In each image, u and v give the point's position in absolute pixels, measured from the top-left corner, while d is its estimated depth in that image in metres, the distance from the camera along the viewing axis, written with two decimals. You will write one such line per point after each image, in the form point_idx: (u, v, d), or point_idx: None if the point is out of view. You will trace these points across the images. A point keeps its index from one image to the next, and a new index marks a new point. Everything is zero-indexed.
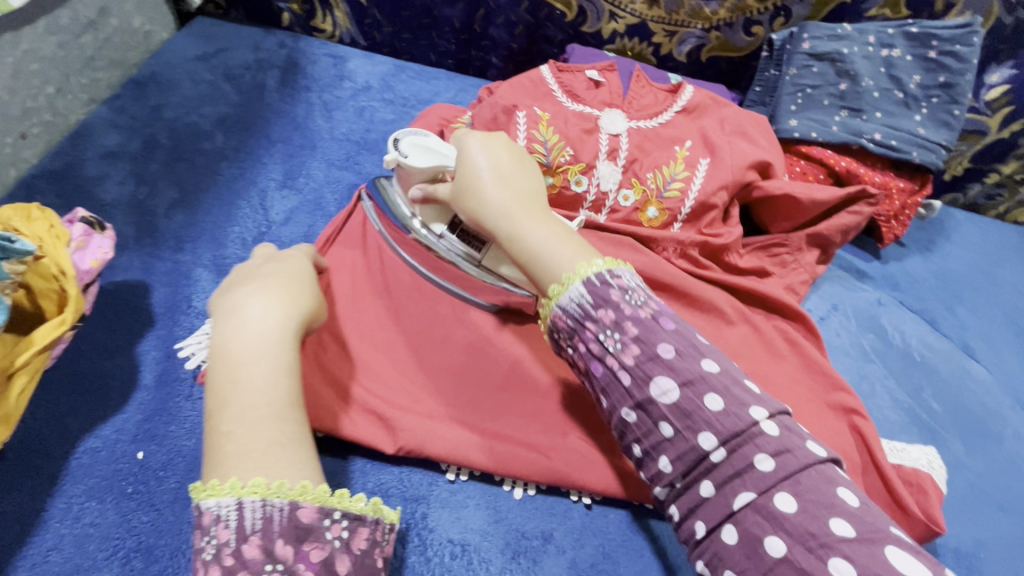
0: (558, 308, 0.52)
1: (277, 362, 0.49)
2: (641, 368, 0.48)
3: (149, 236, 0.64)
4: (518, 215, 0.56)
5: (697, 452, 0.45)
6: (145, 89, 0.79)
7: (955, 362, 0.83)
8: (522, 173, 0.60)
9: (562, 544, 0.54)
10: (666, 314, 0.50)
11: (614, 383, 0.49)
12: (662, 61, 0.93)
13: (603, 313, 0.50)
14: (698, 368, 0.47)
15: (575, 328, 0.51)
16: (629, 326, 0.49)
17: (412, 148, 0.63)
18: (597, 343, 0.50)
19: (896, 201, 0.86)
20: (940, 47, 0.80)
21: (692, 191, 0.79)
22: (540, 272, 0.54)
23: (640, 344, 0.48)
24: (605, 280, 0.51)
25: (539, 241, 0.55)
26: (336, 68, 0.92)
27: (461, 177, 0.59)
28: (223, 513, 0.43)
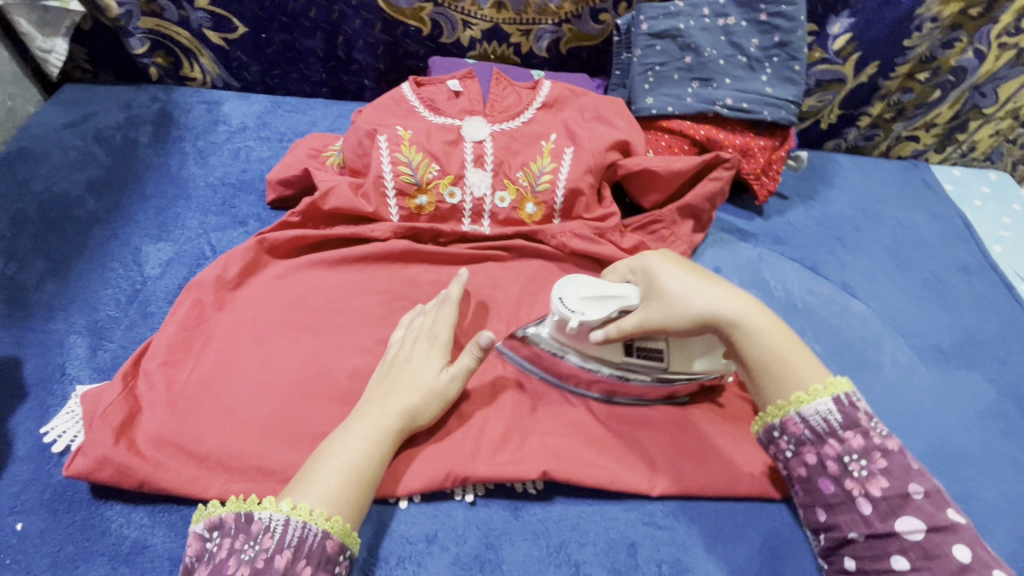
0: (797, 416, 0.56)
1: (381, 427, 0.56)
2: (887, 502, 0.51)
3: (19, 311, 0.66)
4: (767, 313, 0.58)
5: (895, 534, 0.50)
6: (12, 166, 0.80)
7: (836, 303, 0.88)
8: (706, 278, 0.61)
9: (445, 542, 0.58)
10: (909, 453, 0.54)
11: (849, 505, 0.53)
12: (526, 59, 0.96)
13: (851, 436, 0.54)
14: (905, 489, 0.51)
15: (815, 440, 0.55)
16: (878, 455, 0.53)
17: (583, 304, 0.60)
18: (838, 464, 0.53)
19: (760, 158, 0.90)
20: (769, 9, 0.84)
21: (561, 180, 0.82)
22: (777, 389, 0.57)
23: (890, 476, 0.51)
24: (851, 401, 0.55)
25: (769, 345, 0.57)
26: (210, 114, 0.94)
27: (658, 314, 0.58)
28: (271, 525, 0.49)
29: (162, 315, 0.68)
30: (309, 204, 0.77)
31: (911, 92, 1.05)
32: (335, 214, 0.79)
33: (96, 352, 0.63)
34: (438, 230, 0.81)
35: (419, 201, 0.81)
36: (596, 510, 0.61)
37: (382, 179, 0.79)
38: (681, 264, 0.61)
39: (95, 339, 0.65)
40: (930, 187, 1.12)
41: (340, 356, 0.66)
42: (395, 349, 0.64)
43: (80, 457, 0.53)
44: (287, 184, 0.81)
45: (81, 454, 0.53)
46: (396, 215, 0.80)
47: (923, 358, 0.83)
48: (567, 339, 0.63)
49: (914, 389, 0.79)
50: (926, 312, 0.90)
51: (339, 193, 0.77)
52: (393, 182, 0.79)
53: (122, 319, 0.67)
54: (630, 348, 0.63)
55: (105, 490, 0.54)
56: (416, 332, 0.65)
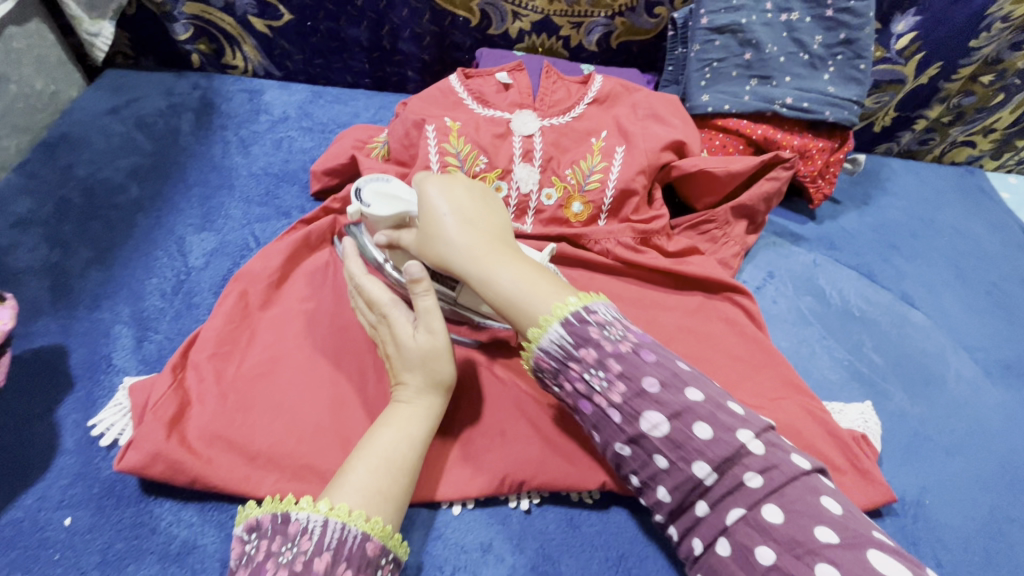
0: (540, 350, 0.53)
1: (416, 420, 0.54)
2: (629, 405, 0.50)
3: (65, 298, 0.64)
4: (484, 257, 0.54)
5: (645, 436, 0.50)
6: (56, 150, 0.79)
7: (894, 313, 0.84)
8: (494, 213, 0.59)
9: (501, 552, 0.55)
10: (646, 345, 0.51)
11: (605, 419, 0.52)
12: (575, 53, 0.93)
13: (585, 353, 0.51)
14: (683, 399, 0.49)
15: (559, 367, 0.53)
16: (611, 363, 0.50)
17: (375, 199, 0.60)
18: (584, 383, 0.52)
19: (818, 160, 0.87)
20: (836, 5, 0.80)
21: (611, 180, 0.79)
22: (523, 319, 0.53)
23: (625, 380, 0.50)
24: (581, 319, 0.52)
25: (511, 280, 0.54)
26: (251, 102, 0.92)
27: (424, 226, 0.57)
28: (309, 526, 0.47)
29: (208, 307, 0.66)
30: (354, 192, 0.75)
31: (972, 96, 1.01)
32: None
33: (142, 344, 0.62)
34: None
35: None
36: (656, 524, 0.58)
37: (429, 170, 0.76)
38: (481, 197, 0.59)
39: (141, 329, 0.63)
40: (987, 195, 1.07)
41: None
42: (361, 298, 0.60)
43: (131, 452, 0.52)
44: (331, 174, 0.79)
45: (132, 449, 0.52)
46: None
47: (988, 373, 0.80)
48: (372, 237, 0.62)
49: (980, 406, 0.75)
50: (989, 325, 0.86)
51: None
52: (440, 174, 0.76)
53: (168, 309, 0.65)
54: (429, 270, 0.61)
55: (156, 487, 0.53)
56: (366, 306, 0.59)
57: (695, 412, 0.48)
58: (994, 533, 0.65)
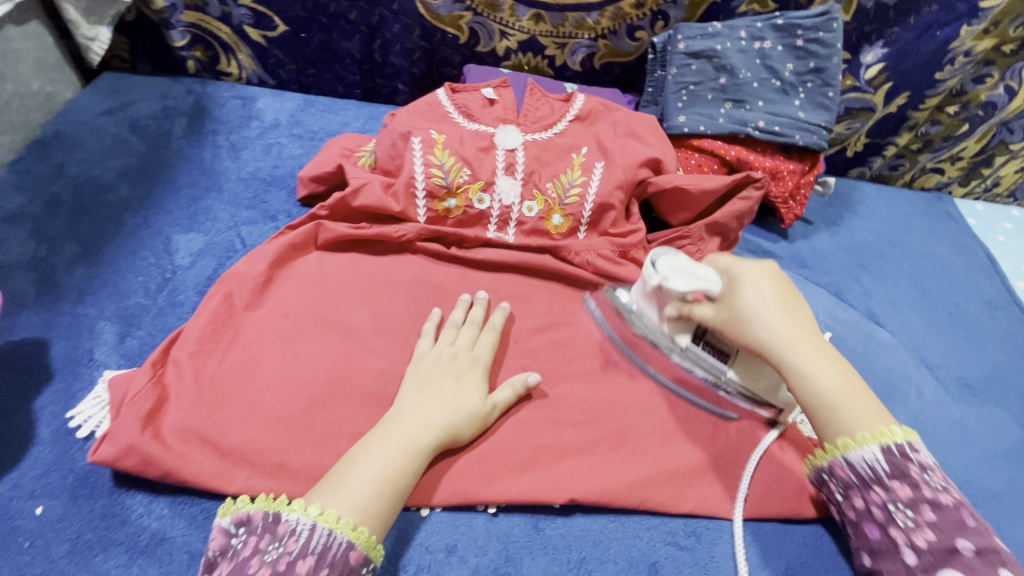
0: (842, 460, 0.56)
1: (410, 440, 0.56)
2: (933, 553, 0.50)
3: (49, 293, 0.66)
4: (807, 352, 0.60)
5: None
6: (48, 150, 0.81)
7: (860, 330, 0.87)
8: (794, 308, 0.63)
9: (466, 553, 0.57)
10: (966, 507, 0.52)
11: (892, 553, 0.53)
12: (559, 72, 0.97)
13: (898, 485, 0.53)
14: (998, 573, 0.48)
15: (859, 484, 0.55)
16: (926, 508, 0.52)
17: (672, 271, 0.64)
18: (884, 513, 0.53)
19: (789, 181, 0.90)
20: (806, 35, 0.84)
21: (590, 194, 0.82)
22: (829, 421, 0.57)
23: (937, 529, 0.51)
24: (903, 453, 0.54)
25: (831, 386, 0.58)
26: (244, 109, 0.94)
27: (739, 312, 0.62)
28: (299, 529, 0.49)
29: (191, 306, 0.68)
30: (340, 200, 0.78)
31: (939, 125, 1.06)
32: (364, 211, 0.79)
33: (124, 339, 0.63)
34: (462, 235, 0.81)
35: (448, 204, 0.80)
36: (618, 528, 0.60)
37: (413, 181, 0.79)
38: (781, 280, 0.65)
39: (123, 325, 0.64)
40: (954, 221, 1.11)
41: (367, 358, 0.65)
42: (431, 361, 0.63)
43: (107, 443, 0.53)
44: (318, 180, 0.81)
45: (108, 440, 0.53)
46: (423, 216, 0.80)
47: (948, 391, 0.82)
48: (647, 298, 0.68)
49: (939, 422, 0.78)
50: (951, 345, 0.89)
51: (370, 190, 0.77)
52: (424, 184, 0.79)
53: (151, 306, 0.67)
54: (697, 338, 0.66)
55: (130, 479, 0.54)
56: (456, 349, 0.65)
57: None
58: None
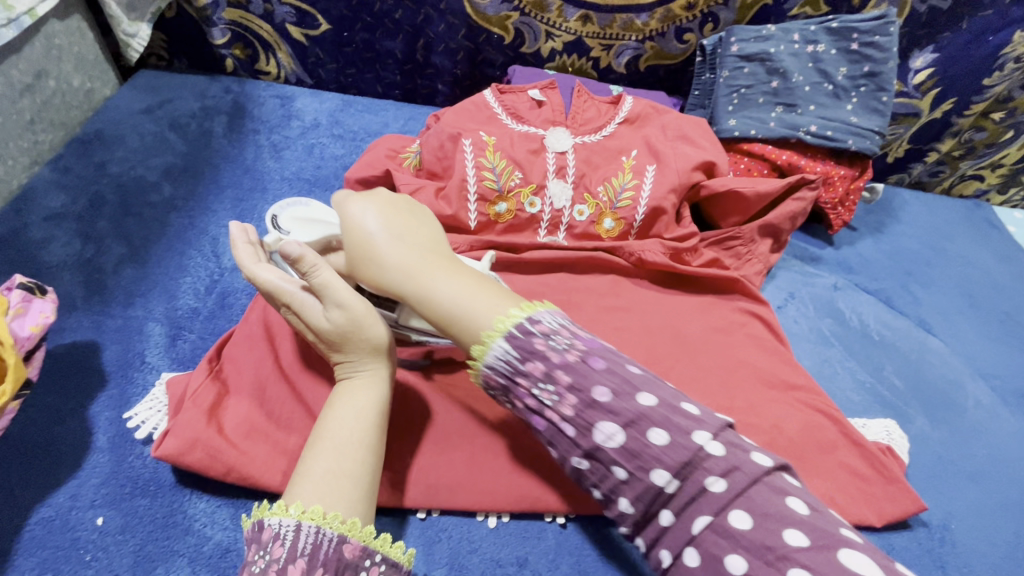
0: (487, 367, 0.52)
1: (368, 401, 0.52)
2: (581, 418, 0.48)
3: (98, 295, 0.64)
4: (418, 270, 0.56)
5: (598, 448, 0.48)
6: (89, 148, 0.79)
7: (913, 338, 0.85)
8: (424, 236, 0.59)
9: (537, 567, 0.55)
10: (596, 352, 0.50)
11: (559, 433, 0.50)
12: (603, 74, 0.95)
13: (532, 366, 0.50)
14: (637, 406, 0.47)
15: (507, 383, 0.52)
16: (559, 374, 0.49)
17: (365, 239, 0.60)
18: (534, 398, 0.50)
19: (839, 188, 0.89)
20: (861, 39, 0.83)
21: (643, 198, 0.81)
22: (462, 335, 0.53)
23: (575, 392, 0.48)
24: (525, 329, 0.51)
25: (446, 294, 0.54)
26: (283, 108, 0.93)
27: (372, 262, 0.57)
28: (282, 532, 0.45)
29: (242, 307, 0.66)
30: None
31: (983, 131, 1.04)
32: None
33: (176, 343, 0.61)
34: (514, 243, 0.79)
35: (499, 208, 0.79)
36: None
37: (465, 183, 0.77)
38: (393, 211, 0.60)
39: (175, 329, 0.62)
40: (995, 228, 1.10)
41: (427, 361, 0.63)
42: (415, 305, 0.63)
43: (169, 438, 0.51)
44: (366, 182, 0.79)
45: (171, 436, 0.51)
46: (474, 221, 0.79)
47: (1006, 402, 0.81)
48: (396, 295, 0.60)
49: (999, 433, 0.77)
50: (1005, 354, 0.87)
51: (421, 196, 0.76)
52: (475, 187, 0.78)
53: (201, 309, 0.65)
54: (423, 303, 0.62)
55: (191, 479, 0.52)
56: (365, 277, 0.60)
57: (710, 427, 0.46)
58: (1020, 561, 0.66)
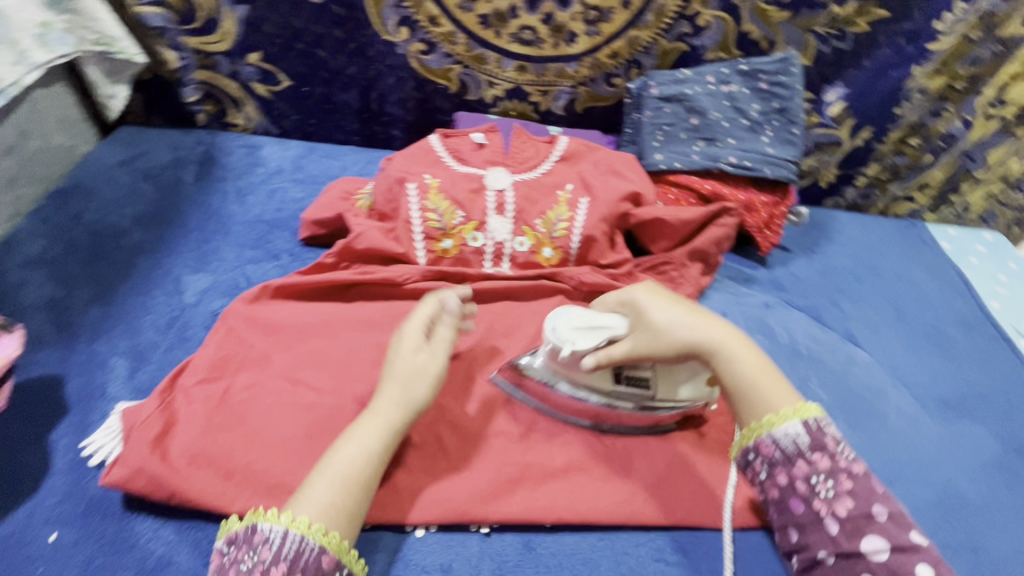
0: (768, 438, 0.58)
1: (376, 438, 0.57)
2: (853, 522, 0.54)
3: (66, 332, 0.70)
4: (731, 346, 0.62)
5: (863, 555, 0.52)
6: (68, 199, 0.87)
7: (838, 352, 0.91)
8: (693, 309, 0.65)
9: (460, 572, 0.59)
10: (870, 474, 0.57)
11: (818, 524, 0.55)
12: (544, 116, 1.04)
13: (818, 457, 0.56)
14: (907, 537, 0.52)
15: (785, 461, 0.58)
16: (844, 478, 0.55)
17: (575, 332, 0.63)
18: (808, 485, 0.56)
19: (763, 213, 0.95)
20: (769, 79, 0.92)
21: (576, 228, 0.88)
22: (753, 406, 0.60)
23: (856, 498, 0.54)
24: (819, 426, 0.58)
25: (749, 370, 0.61)
26: (250, 157, 1.01)
27: (642, 337, 0.63)
28: (272, 536, 0.50)
29: (198, 340, 0.72)
30: (343, 245, 0.82)
31: (904, 156, 1.12)
32: (367, 255, 0.83)
33: (135, 373, 0.67)
34: (463, 273, 0.85)
35: (445, 245, 0.86)
36: (606, 545, 0.62)
37: (411, 224, 0.84)
38: (661, 293, 0.67)
39: (135, 361, 0.68)
40: (928, 245, 1.16)
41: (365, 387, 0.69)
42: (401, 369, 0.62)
43: (119, 466, 0.57)
44: (322, 223, 0.87)
45: (120, 464, 0.57)
46: (424, 258, 0.85)
47: (927, 409, 0.85)
48: (562, 367, 0.66)
49: (918, 438, 0.81)
50: (928, 364, 0.92)
51: (369, 236, 0.82)
52: (421, 227, 0.85)
53: (160, 342, 0.71)
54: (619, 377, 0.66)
55: (139, 501, 0.57)
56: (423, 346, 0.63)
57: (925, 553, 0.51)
58: None
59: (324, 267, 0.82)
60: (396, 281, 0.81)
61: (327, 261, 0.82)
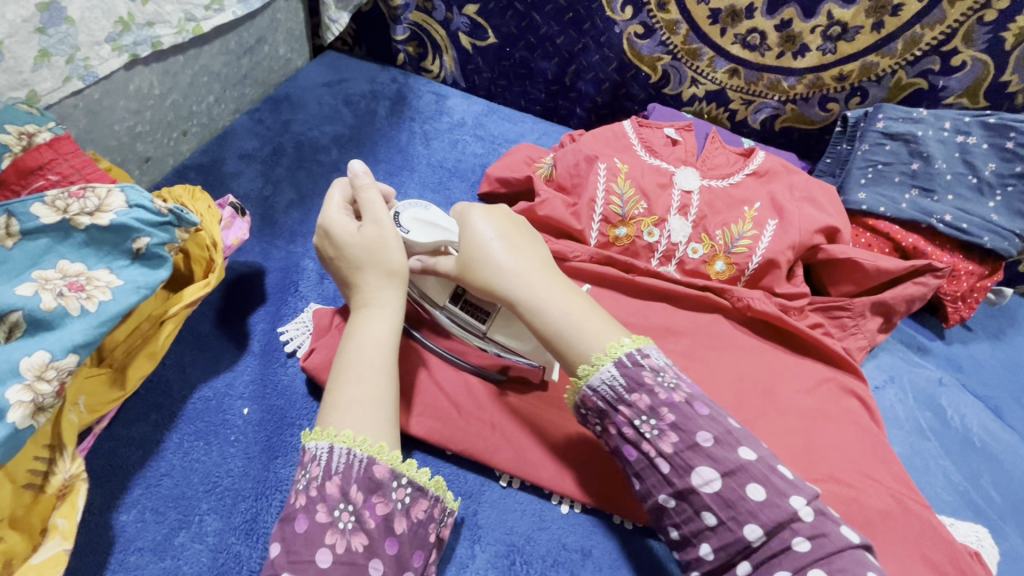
0: (588, 388, 0.56)
1: (380, 331, 0.58)
2: (682, 457, 0.51)
3: (269, 227, 0.74)
4: (533, 283, 0.60)
5: (698, 491, 0.50)
6: (280, 107, 0.93)
7: (1021, 455, 0.80)
8: (523, 241, 0.64)
9: (600, 561, 0.59)
10: (698, 398, 0.53)
11: (651, 469, 0.53)
12: (737, 126, 0.99)
13: (636, 398, 0.53)
14: (736, 457, 0.50)
15: (607, 408, 0.55)
16: (665, 411, 0.52)
17: (413, 225, 0.64)
18: (634, 429, 0.53)
19: (964, 283, 0.86)
20: (1018, 139, 0.81)
21: (759, 248, 0.83)
22: (566, 349, 0.57)
23: (679, 431, 0.51)
24: (634, 360, 0.55)
25: (520, 293, 0.59)
26: (437, 104, 1.04)
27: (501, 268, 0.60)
28: (317, 452, 0.51)
29: None
30: (527, 208, 0.83)
31: None
32: (545, 223, 0.83)
33: (324, 281, 0.70)
34: (632, 263, 0.83)
35: (618, 232, 0.83)
36: None
37: (593, 204, 0.83)
38: (506, 220, 0.65)
39: (324, 269, 0.72)
40: None
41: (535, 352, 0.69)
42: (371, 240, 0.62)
43: (318, 357, 0.59)
44: (503, 182, 0.88)
45: (320, 355, 0.59)
46: (595, 240, 0.83)
47: None
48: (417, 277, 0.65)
49: None
50: None
51: (552, 206, 0.82)
52: (602, 210, 0.83)
53: None
54: (460, 300, 0.65)
55: (322, 397, 0.59)
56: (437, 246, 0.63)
57: (767, 477, 0.49)
58: None
59: None
60: (566, 256, 0.82)
61: None
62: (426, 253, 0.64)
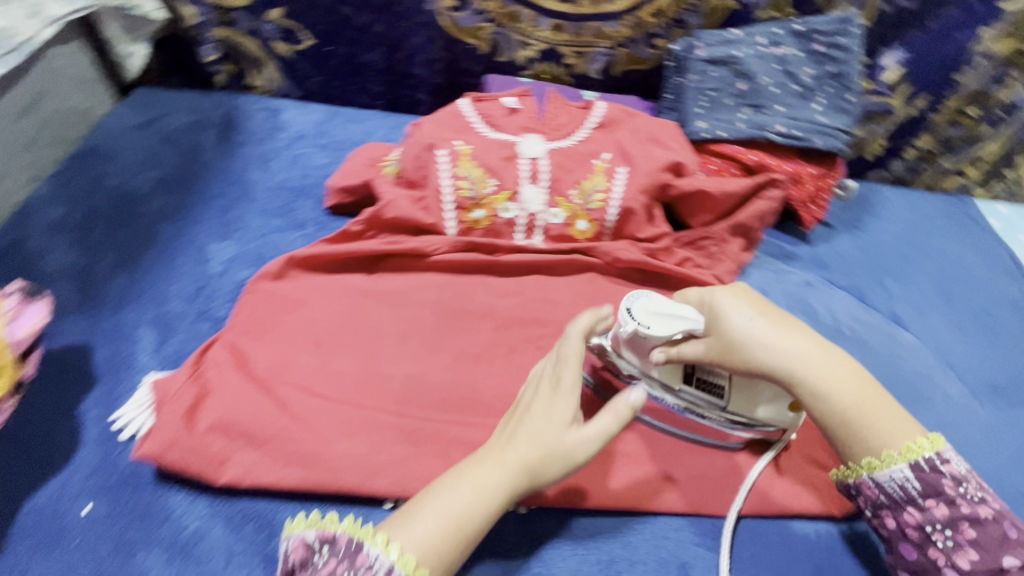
0: (870, 478, 0.57)
1: (492, 479, 0.52)
2: (965, 574, 0.51)
3: (91, 301, 0.68)
4: (816, 365, 0.58)
5: None
6: (87, 162, 0.84)
7: (883, 332, 0.87)
8: (786, 321, 0.61)
9: (498, 552, 0.59)
10: (1005, 518, 0.53)
11: (934, 573, 0.53)
12: (579, 80, 0.98)
13: (932, 505, 0.54)
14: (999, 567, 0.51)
15: (891, 504, 0.56)
16: (965, 525, 0.53)
17: (648, 316, 0.61)
18: (920, 531, 0.54)
19: (808, 186, 0.90)
20: (825, 40, 0.86)
21: (613, 199, 0.84)
22: (840, 435, 0.58)
23: (979, 548, 0.52)
24: (939, 461, 0.55)
25: (847, 400, 0.57)
26: (271, 121, 0.97)
27: (730, 341, 0.59)
28: (377, 566, 0.47)
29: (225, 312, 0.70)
30: (372, 214, 0.79)
31: (959, 127, 1.06)
32: (394, 224, 0.80)
33: (163, 344, 0.66)
34: (494, 244, 0.82)
35: (475, 215, 0.82)
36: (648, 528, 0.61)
37: (440, 194, 0.80)
38: (745, 296, 0.63)
39: (162, 331, 0.67)
40: (977, 223, 1.11)
41: (396, 364, 0.69)
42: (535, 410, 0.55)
43: (154, 437, 0.56)
44: (348, 192, 0.83)
45: (155, 434, 0.56)
46: (452, 229, 0.82)
47: (976, 395, 0.82)
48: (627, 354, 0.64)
49: (967, 424, 0.78)
50: (978, 348, 0.88)
51: (397, 204, 0.79)
52: (452, 197, 0.81)
53: (188, 312, 0.69)
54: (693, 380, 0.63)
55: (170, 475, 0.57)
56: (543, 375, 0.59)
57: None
58: None
59: (349, 235, 0.79)
60: (423, 252, 0.79)
61: (354, 229, 0.79)
62: (664, 343, 0.62)
